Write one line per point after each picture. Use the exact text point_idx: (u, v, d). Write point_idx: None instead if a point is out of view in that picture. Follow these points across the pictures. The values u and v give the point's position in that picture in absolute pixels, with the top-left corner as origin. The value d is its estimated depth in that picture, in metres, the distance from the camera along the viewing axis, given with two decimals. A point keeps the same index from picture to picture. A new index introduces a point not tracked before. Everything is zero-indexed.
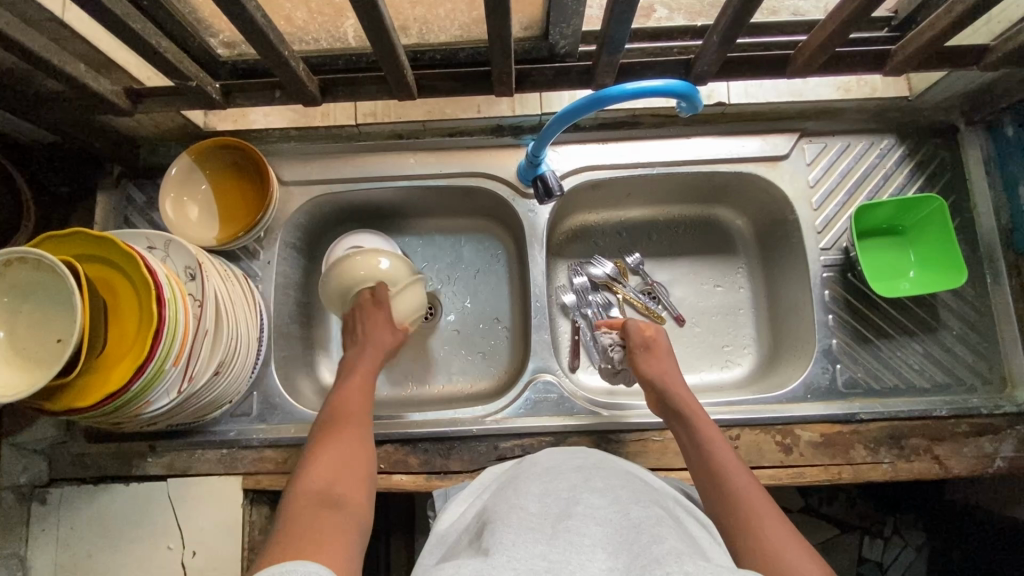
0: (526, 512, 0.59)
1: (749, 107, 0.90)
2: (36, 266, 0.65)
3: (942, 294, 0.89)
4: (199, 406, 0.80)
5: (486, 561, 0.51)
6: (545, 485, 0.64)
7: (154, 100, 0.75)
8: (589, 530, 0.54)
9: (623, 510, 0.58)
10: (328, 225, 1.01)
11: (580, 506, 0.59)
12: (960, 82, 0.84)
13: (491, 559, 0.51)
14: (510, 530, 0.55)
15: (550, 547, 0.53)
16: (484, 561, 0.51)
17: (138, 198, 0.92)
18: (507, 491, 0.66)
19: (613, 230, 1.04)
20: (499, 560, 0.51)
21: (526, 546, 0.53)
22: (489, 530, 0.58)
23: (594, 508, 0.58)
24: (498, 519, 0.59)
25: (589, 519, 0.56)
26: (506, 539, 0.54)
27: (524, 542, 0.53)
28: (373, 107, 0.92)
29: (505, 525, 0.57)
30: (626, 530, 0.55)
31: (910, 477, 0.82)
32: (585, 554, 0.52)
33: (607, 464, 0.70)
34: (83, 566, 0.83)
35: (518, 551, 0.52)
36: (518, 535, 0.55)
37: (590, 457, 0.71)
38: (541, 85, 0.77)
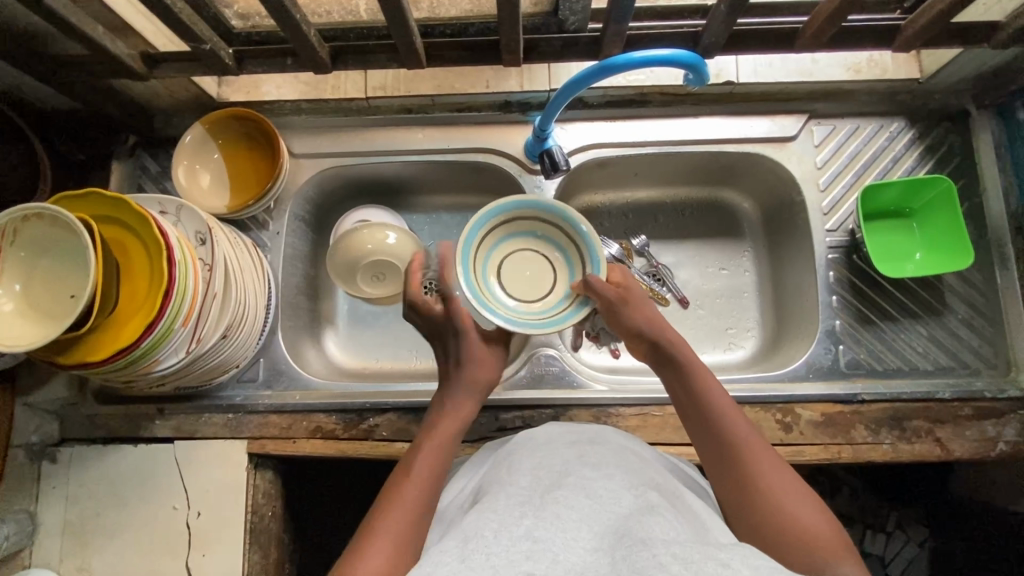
0: (515, 490, 0.59)
1: (758, 87, 0.91)
2: (52, 223, 0.66)
3: (948, 278, 0.88)
4: (206, 369, 0.82)
5: (466, 551, 0.51)
6: (536, 461, 0.63)
7: (169, 66, 0.77)
8: (577, 504, 0.55)
9: (615, 493, 0.57)
10: (337, 200, 1.03)
11: (572, 479, 0.59)
12: (971, 64, 0.84)
13: (471, 544, 0.52)
14: (493, 512, 0.55)
15: (536, 521, 0.53)
16: (463, 547, 0.52)
17: (151, 167, 0.94)
18: (500, 468, 0.66)
19: (620, 212, 1.04)
20: (476, 559, 0.50)
21: (508, 528, 0.53)
22: (487, 500, 0.58)
23: (586, 480, 0.58)
24: (487, 498, 0.59)
25: (580, 492, 0.56)
26: (488, 523, 0.54)
27: (507, 523, 0.53)
28: (383, 81, 0.93)
29: (502, 498, 0.57)
30: (613, 515, 0.54)
31: (910, 458, 0.82)
32: (570, 532, 0.52)
33: (601, 434, 0.70)
34: (91, 523, 0.85)
35: (502, 532, 0.52)
36: (502, 517, 0.54)
37: (585, 429, 0.71)
38: (549, 57, 0.77)
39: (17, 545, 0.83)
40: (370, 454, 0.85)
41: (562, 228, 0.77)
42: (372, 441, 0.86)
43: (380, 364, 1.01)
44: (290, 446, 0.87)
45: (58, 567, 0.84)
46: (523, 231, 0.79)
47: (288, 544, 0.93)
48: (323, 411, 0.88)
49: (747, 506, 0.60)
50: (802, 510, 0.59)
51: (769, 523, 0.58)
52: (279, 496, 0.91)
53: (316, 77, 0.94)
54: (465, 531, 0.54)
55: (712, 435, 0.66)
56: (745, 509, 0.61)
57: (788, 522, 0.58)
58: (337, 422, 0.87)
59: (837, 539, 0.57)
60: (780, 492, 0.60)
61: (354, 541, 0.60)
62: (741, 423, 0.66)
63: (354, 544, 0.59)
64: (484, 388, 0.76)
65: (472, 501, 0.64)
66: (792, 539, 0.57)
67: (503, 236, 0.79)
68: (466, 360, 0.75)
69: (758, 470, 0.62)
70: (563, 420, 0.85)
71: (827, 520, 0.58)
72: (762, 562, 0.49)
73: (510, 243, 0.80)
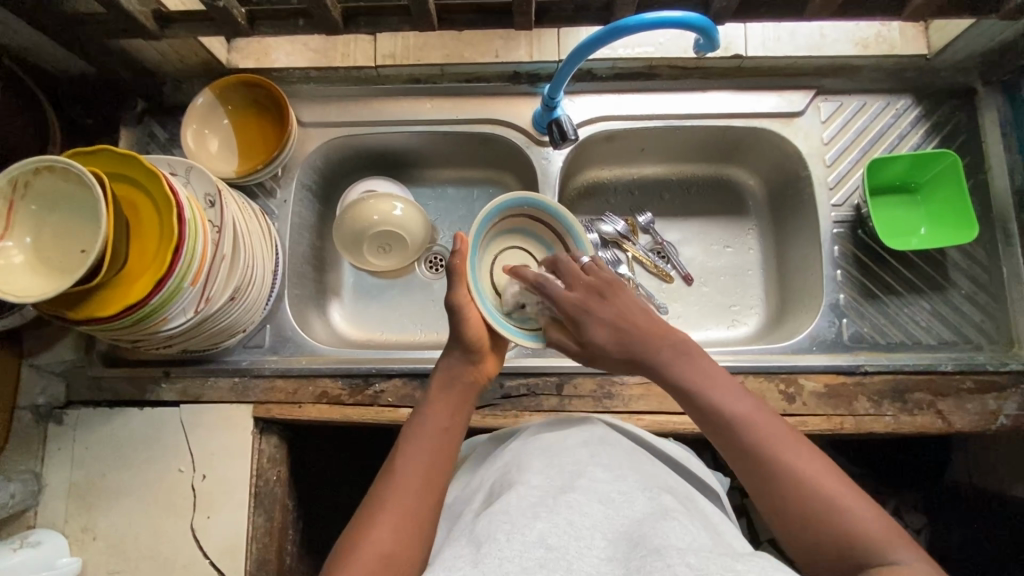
0: (528, 488, 0.59)
1: (766, 61, 0.91)
2: (64, 175, 0.66)
3: (952, 253, 0.89)
4: (215, 329, 0.82)
5: (479, 555, 0.52)
6: (547, 458, 0.64)
7: (182, 26, 0.77)
8: (591, 511, 0.55)
9: (629, 497, 0.57)
10: (344, 172, 1.03)
11: (585, 480, 0.59)
12: (979, 39, 0.84)
13: (485, 548, 0.53)
14: (506, 513, 0.56)
15: (550, 526, 0.53)
16: (477, 552, 0.53)
17: (161, 134, 0.94)
18: (508, 467, 0.65)
19: (626, 188, 1.04)
20: (490, 564, 0.51)
21: (521, 531, 0.53)
22: (498, 500, 0.59)
23: (598, 481, 0.59)
24: (499, 499, 0.60)
25: (593, 496, 0.57)
26: (500, 526, 0.54)
27: (520, 525, 0.54)
28: (393, 50, 0.93)
29: (511, 499, 0.58)
30: (627, 521, 0.55)
31: (912, 430, 0.82)
32: (583, 542, 0.53)
33: (602, 426, 0.71)
34: (96, 484, 0.85)
35: (515, 535, 0.53)
36: (515, 518, 0.55)
37: (592, 423, 0.71)
38: (560, 22, 0.78)
39: (23, 504, 0.83)
40: (375, 419, 0.86)
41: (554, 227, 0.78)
42: (377, 406, 0.87)
43: (384, 336, 1.01)
44: (297, 411, 0.87)
45: (63, 528, 0.84)
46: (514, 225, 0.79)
47: (293, 511, 0.93)
48: (328, 376, 0.88)
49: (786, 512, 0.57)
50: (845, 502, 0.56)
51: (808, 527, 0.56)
52: (284, 462, 0.91)
53: (325, 44, 0.94)
54: (479, 536, 0.55)
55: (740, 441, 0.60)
56: (783, 513, 0.57)
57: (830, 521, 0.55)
58: (343, 387, 0.88)
59: (880, 524, 0.55)
60: (817, 485, 0.57)
61: (359, 515, 0.62)
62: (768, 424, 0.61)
63: (359, 516, 0.61)
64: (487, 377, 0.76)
65: (483, 503, 0.63)
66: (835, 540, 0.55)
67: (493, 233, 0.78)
68: (480, 355, 0.75)
69: (799, 479, 0.57)
70: (567, 388, 0.86)
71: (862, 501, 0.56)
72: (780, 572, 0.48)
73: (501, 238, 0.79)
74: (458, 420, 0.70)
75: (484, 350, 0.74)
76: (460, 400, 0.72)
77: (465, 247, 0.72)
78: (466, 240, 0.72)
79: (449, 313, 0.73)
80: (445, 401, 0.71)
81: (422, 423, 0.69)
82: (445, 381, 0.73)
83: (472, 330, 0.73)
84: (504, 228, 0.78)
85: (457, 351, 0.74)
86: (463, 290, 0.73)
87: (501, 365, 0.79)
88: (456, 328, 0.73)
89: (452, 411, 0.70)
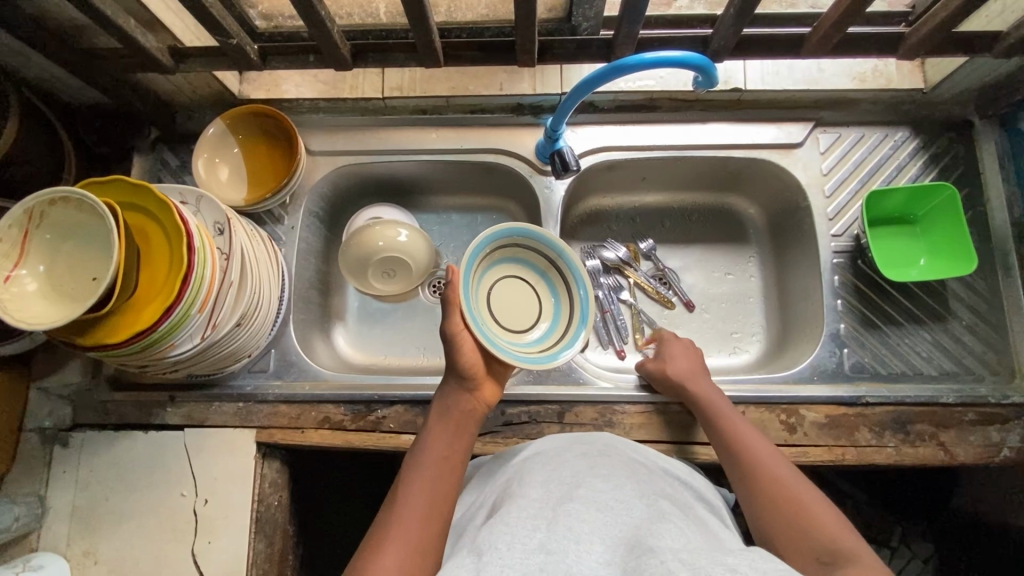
0: (526, 501, 0.58)
1: (765, 94, 0.92)
2: (79, 206, 0.68)
3: (952, 284, 0.89)
4: (221, 355, 0.83)
5: (482, 564, 0.52)
6: (547, 471, 0.63)
7: (197, 61, 0.80)
8: (589, 517, 0.55)
9: (625, 505, 0.57)
10: (351, 199, 1.05)
11: (583, 490, 0.58)
12: (975, 75, 0.86)
13: (486, 557, 0.53)
14: (506, 524, 0.55)
15: (549, 533, 0.53)
16: (479, 561, 0.53)
17: (172, 162, 0.96)
18: (512, 481, 0.65)
19: (627, 216, 1.06)
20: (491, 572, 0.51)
21: (522, 541, 0.53)
22: (499, 513, 0.59)
23: (596, 492, 0.58)
24: (500, 511, 0.59)
25: (591, 505, 0.56)
26: (501, 537, 0.54)
27: (520, 536, 0.54)
28: (400, 82, 0.95)
29: (511, 513, 0.57)
30: (624, 528, 0.55)
31: (914, 462, 0.82)
32: (583, 545, 0.52)
33: (598, 439, 0.71)
34: (98, 508, 0.86)
35: (516, 545, 0.53)
36: (515, 530, 0.55)
37: (589, 439, 0.71)
38: (562, 58, 0.80)
39: (26, 527, 0.84)
40: (377, 445, 0.86)
41: (545, 252, 0.80)
42: (380, 432, 0.87)
43: (388, 359, 1.02)
44: (299, 436, 0.88)
45: (65, 551, 0.85)
46: (507, 252, 0.80)
47: (292, 536, 0.93)
48: (332, 402, 0.89)
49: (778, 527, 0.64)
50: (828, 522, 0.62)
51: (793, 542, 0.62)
52: (285, 486, 0.91)
53: (334, 77, 0.96)
54: (480, 545, 0.55)
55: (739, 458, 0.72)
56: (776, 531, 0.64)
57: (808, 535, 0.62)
58: (345, 413, 0.89)
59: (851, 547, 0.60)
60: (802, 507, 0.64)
61: (364, 546, 0.62)
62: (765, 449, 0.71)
63: (367, 544, 0.62)
64: (487, 406, 0.75)
65: (486, 516, 0.63)
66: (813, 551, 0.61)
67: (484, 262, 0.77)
68: (476, 383, 0.74)
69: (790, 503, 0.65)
70: (568, 416, 0.86)
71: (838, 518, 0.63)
72: (770, 566, 0.49)
73: (492, 266, 0.79)
74: (459, 446, 0.70)
75: (480, 376, 0.74)
76: (460, 431, 0.71)
77: (456, 279, 0.70)
78: (457, 273, 0.71)
79: (443, 341, 0.73)
80: (443, 428, 0.71)
81: (422, 451, 0.69)
82: (442, 410, 0.73)
83: (467, 357, 0.72)
84: (496, 256, 0.79)
85: (452, 379, 0.74)
86: (457, 319, 0.71)
87: (500, 393, 0.78)
88: (449, 354, 0.72)
89: (452, 439, 0.70)
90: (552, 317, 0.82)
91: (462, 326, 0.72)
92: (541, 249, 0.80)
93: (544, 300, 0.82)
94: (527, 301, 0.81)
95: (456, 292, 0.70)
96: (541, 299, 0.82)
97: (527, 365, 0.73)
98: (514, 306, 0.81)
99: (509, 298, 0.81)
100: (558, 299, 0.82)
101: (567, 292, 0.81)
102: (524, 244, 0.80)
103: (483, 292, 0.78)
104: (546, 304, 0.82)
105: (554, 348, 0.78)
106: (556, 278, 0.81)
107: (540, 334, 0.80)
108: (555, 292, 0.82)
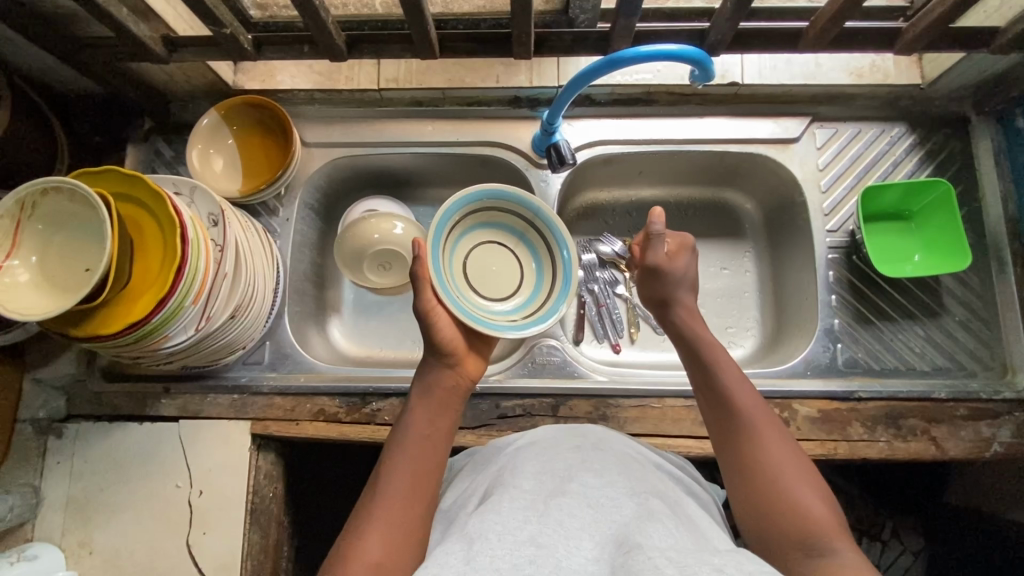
0: (518, 492, 0.58)
1: (762, 89, 0.92)
2: (71, 196, 0.68)
3: (946, 280, 0.90)
4: (215, 347, 0.83)
5: (471, 553, 0.51)
6: (539, 464, 0.63)
7: (190, 50, 0.79)
8: (579, 513, 0.55)
9: (616, 502, 0.57)
10: (346, 191, 1.04)
11: (574, 485, 0.59)
12: (972, 71, 0.86)
13: (476, 546, 0.52)
14: (497, 514, 0.55)
15: (540, 527, 0.54)
16: (468, 550, 0.52)
17: (165, 152, 0.96)
18: (502, 471, 0.65)
19: (624, 210, 1.06)
20: (480, 562, 0.50)
21: (512, 532, 0.53)
22: (488, 502, 0.59)
23: (589, 489, 0.58)
24: (490, 500, 0.59)
25: (582, 501, 0.57)
26: (490, 526, 0.54)
27: (511, 527, 0.54)
28: (396, 73, 0.95)
29: (502, 504, 0.57)
30: (613, 524, 0.55)
31: (906, 456, 0.83)
32: (572, 540, 0.53)
33: (592, 432, 0.71)
34: (93, 499, 0.86)
35: (506, 535, 0.53)
36: (505, 521, 0.55)
37: (582, 432, 0.71)
38: (558, 50, 0.79)
39: (21, 518, 0.84)
40: (372, 437, 0.87)
41: (519, 214, 0.80)
42: (375, 425, 0.88)
43: (384, 352, 1.02)
44: (294, 428, 0.88)
45: (60, 542, 0.85)
46: (480, 219, 0.80)
47: (286, 527, 0.93)
48: (326, 394, 0.89)
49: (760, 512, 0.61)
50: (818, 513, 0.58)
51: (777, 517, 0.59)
52: (280, 478, 0.91)
53: (330, 67, 0.96)
54: (469, 534, 0.54)
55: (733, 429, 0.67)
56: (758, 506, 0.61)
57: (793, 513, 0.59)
58: (340, 406, 0.89)
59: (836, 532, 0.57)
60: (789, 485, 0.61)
61: (349, 527, 0.61)
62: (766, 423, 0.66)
63: (349, 527, 0.61)
64: (470, 383, 0.75)
65: (478, 503, 0.63)
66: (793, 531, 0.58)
67: (456, 230, 0.78)
68: (457, 359, 0.73)
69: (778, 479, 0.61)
70: (563, 410, 0.87)
71: (832, 512, 0.59)
72: (756, 566, 0.49)
73: (465, 235, 0.80)
74: (441, 425, 0.69)
75: (460, 352, 0.73)
76: (441, 408, 0.70)
77: (423, 252, 0.71)
78: (424, 246, 0.72)
79: (418, 319, 0.72)
80: (425, 406, 0.70)
81: (403, 430, 0.68)
82: (424, 388, 0.72)
83: (444, 333, 0.71)
84: (467, 224, 0.79)
85: (432, 357, 0.72)
86: (429, 293, 0.71)
87: (484, 365, 0.77)
88: (427, 333, 0.71)
89: (434, 418, 0.69)
90: (535, 282, 0.82)
91: (435, 301, 0.71)
92: (515, 209, 0.80)
93: (525, 263, 0.82)
94: (507, 268, 0.82)
95: (425, 265, 0.71)
96: (522, 265, 0.82)
97: (504, 331, 0.74)
98: (494, 273, 0.82)
99: (488, 263, 0.82)
100: (539, 262, 0.82)
101: (548, 254, 0.81)
102: (497, 208, 0.80)
103: (458, 262, 0.79)
104: (528, 269, 0.82)
105: (539, 313, 0.78)
106: (534, 238, 0.81)
107: (523, 300, 0.81)
108: (535, 252, 0.82)
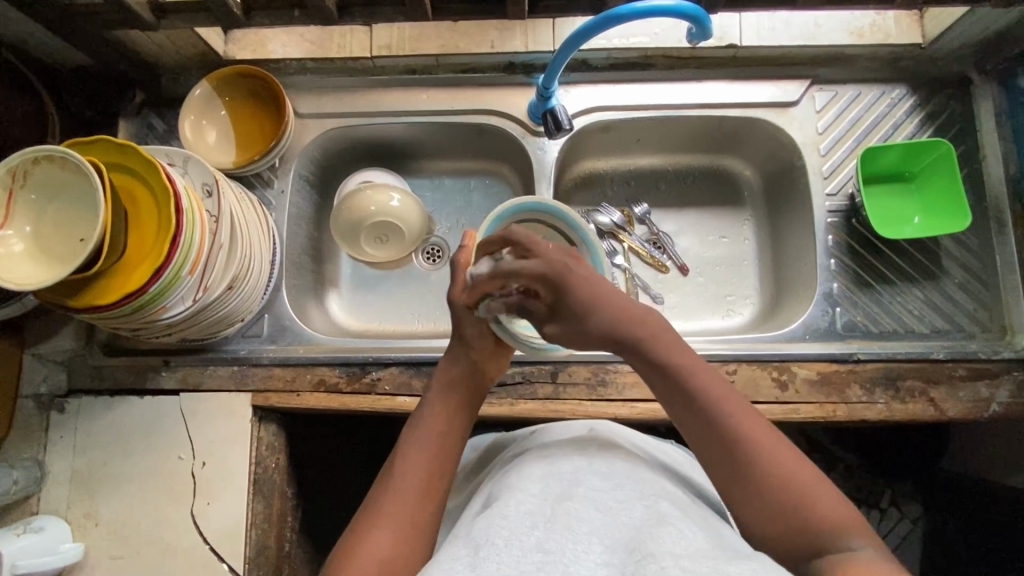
0: (525, 495, 0.56)
1: (762, 51, 0.91)
2: (62, 164, 0.67)
3: (945, 241, 0.89)
4: (214, 320, 0.83)
5: (477, 560, 0.50)
6: (545, 464, 0.61)
7: (179, 16, 0.78)
8: (588, 517, 0.53)
9: (624, 504, 0.55)
10: (342, 163, 1.03)
11: (581, 491, 0.56)
12: (974, 28, 0.85)
13: (482, 553, 0.50)
14: (503, 518, 0.53)
15: (547, 533, 0.51)
16: (475, 555, 0.50)
17: (159, 126, 0.95)
18: (506, 474, 0.63)
19: (622, 179, 1.05)
20: (488, 569, 0.49)
21: (519, 539, 0.51)
22: (495, 505, 0.56)
23: (594, 491, 0.56)
24: (497, 503, 0.57)
25: (590, 505, 0.55)
26: (497, 531, 0.52)
27: (518, 534, 0.51)
28: (388, 40, 0.93)
29: (506, 507, 0.55)
30: (626, 528, 0.52)
31: (904, 417, 0.83)
32: (581, 545, 0.50)
33: (602, 432, 0.69)
34: (97, 473, 0.86)
35: (513, 542, 0.51)
36: (513, 525, 0.53)
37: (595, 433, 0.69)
38: (553, 10, 0.79)
39: (26, 491, 0.85)
40: (373, 408, 0.87)
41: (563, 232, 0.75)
42: (375, 395, 0.88)
43: (382, 326, 1.02)
44: (295, 399, 0.88)
45: (66, 514, 0.86)
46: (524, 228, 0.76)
47: (290, 497, 0.94)
48: (326, 364, 0.89)
49: (758, 522, 0.55)
50: (820, 496, 0.54)
51: (783, 522, 0.54)
52: (282, 449, 0.92)
53: (321, 36, 0.94)
54: (477, 539, 0.52)
55: (714, 436, 0.57)
56: (756, 514, 0.55)
57: (799, 514, 0.54)
58: (340, 376, 0.89)
59: (842, 516, 0.53)
60: (789, 481, 0.55)
61: (354, 521, 0.60)
62: (744, 414, 0.58)
63: (360, 516, 0.60)
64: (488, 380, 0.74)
65: (481, 507, 0.60)
66: (799, 533, 0.53)
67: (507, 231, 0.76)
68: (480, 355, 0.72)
69: (776, 478, 0.55)
70: (562, 376, 0.87)
71: (839, 499, 0.55)
72: None
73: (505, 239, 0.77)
74: (457, 423, 0.68)
75: (484, 349, 0.72)
76: (459, 406, 0.69)
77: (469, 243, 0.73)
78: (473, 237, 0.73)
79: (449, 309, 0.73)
80: (445, 401, 0.69)
81: (421, 425, 0.67)
82: (445, 382, 0.71)
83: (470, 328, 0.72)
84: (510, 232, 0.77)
85: (458, 351, 0.72)
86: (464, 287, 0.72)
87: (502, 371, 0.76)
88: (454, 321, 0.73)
89: (453, 415, 0.68)
90: None
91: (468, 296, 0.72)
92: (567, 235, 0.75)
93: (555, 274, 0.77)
94: None
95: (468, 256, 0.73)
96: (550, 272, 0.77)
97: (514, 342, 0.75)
98: None
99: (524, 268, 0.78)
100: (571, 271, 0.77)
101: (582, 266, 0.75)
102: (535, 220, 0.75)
103: None
104: None
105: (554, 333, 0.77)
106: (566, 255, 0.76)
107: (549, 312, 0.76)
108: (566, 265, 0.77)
